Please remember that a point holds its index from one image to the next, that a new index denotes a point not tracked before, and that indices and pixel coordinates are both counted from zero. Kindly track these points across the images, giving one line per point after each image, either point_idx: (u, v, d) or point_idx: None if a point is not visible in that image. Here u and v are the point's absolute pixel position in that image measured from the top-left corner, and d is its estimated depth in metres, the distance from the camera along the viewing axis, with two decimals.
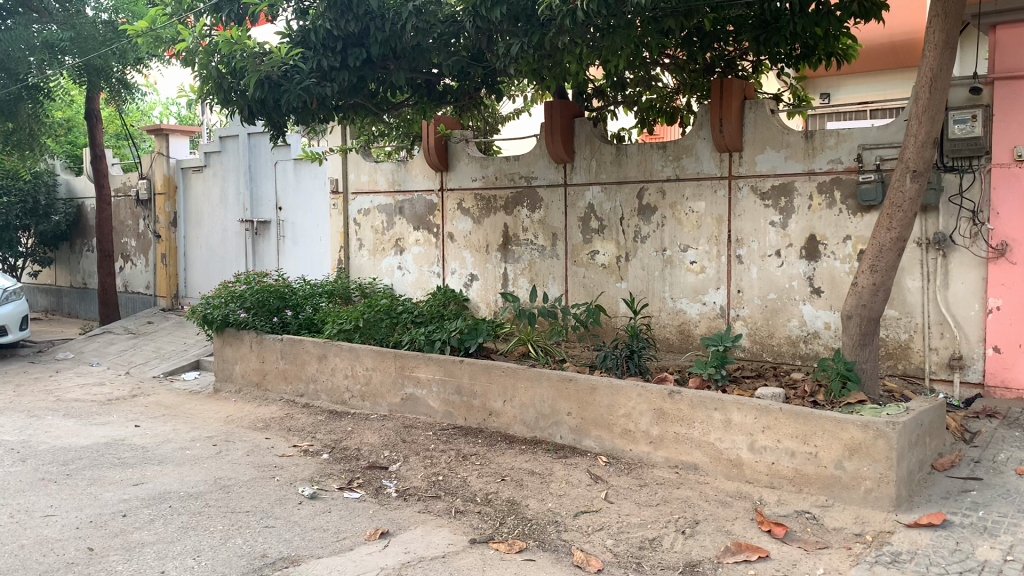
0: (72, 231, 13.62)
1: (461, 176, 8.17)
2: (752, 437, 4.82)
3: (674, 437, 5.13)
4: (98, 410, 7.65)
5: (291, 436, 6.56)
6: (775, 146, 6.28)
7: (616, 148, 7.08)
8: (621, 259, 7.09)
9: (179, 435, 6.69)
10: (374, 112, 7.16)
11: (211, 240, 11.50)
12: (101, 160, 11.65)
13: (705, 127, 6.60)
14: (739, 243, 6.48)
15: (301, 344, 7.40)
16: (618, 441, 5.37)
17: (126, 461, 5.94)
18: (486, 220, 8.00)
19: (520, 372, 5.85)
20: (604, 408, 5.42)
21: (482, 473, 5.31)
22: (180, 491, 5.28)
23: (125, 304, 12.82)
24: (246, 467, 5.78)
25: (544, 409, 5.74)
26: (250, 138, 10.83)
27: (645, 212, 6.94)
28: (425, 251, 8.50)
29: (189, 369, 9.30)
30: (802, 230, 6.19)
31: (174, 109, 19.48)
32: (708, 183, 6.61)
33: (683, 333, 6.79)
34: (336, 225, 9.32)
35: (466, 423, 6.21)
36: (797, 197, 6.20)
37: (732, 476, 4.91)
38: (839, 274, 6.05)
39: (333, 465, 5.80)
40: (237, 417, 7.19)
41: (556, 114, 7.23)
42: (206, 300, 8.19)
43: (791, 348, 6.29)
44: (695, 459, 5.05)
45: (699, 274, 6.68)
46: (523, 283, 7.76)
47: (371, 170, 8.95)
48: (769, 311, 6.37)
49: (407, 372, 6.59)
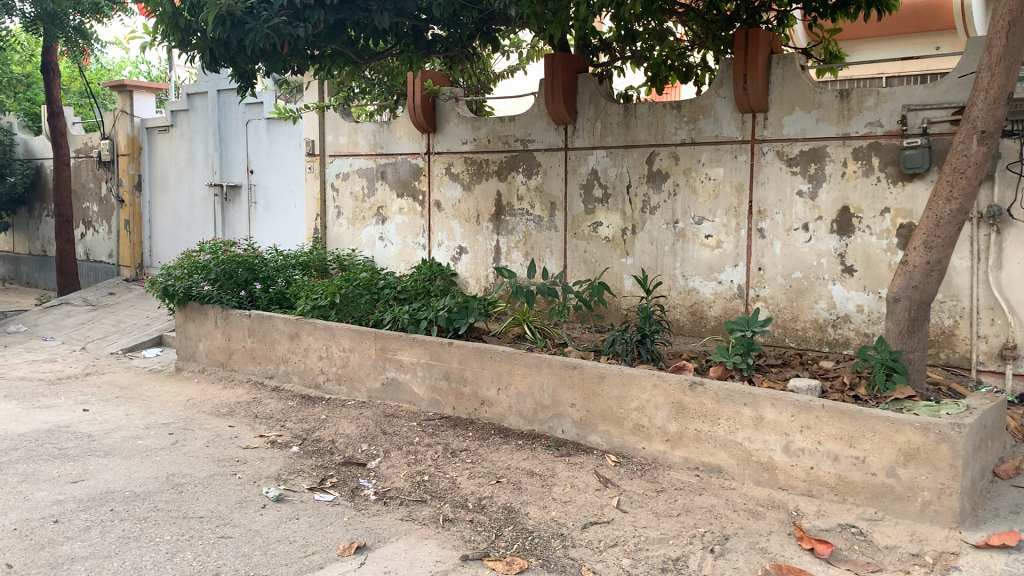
0: (30, 194, 12.73)
1: (450, 138, 7.44)
2: (788, 437, 4.17)
3: (694, 435, 4.46)
4: (45, 390, 6.89)
5: (258, 424, 5.86)
6: (805, 106, 5.60)
7: (624, 108, 6.37)
8: (627, 232, 6.41)
9: (132, 421, 5.96)
10: (353, 61, 6.41)
11: (177, 206, 10.69)
12: (59, 118, 10.80)
13: (726, 85, 5.91)
14: (761, 215, 5.81)
15: (271, 321, 6.67)
16: (629, 438, 4.71)
17: (66, 453, 5.21)
18: (477, 187, 7.28)
19: (518, 357, 5.17)
20: (613, 400, 4.75)
21: (473, 473, 4.64)
22: (123, 491, 4.56)
23: (86, 273, 12.01)
24: (204, 462, 5.08)
25: (544, 400, 5.06)
26: (220, 94, 10.03)
27: (655, 178, 6.24)
28: (410, 220, 7.77)
29: (151, 345, 8.55)
30: (833, 201, 5.53)
31: (143, 69, 18.65)
32: (727, 147, 5.92)
33: (695, 316, 6.13)
34: (312, 191, 8.55)
35: (454, 413, 5.53)
36: (829, 163, 5.53)
37: (762, 481, 4.26)
38: (874, 251, 5.40)
39: (303, 460, 5.10)
40: (199, 401, 6.47)
41: (558, 69, 6.48)
42: (167, 270, 7.46)
43: (818, 334, 5.65)
44: (719, 461, 4.39)
45: (715, 249, 6.01)
46: (517, 257, 7.06)
47: (350, 131, 8.18)
48: (794, 291, 5.72)
49: (389, 354, 5.89)
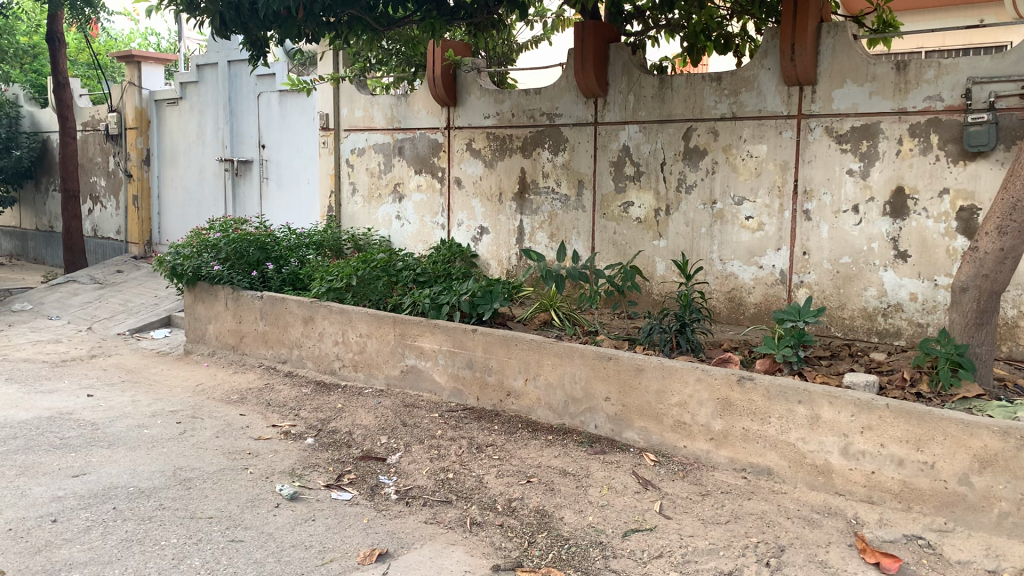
0: (36, 168, 12.41)
1: (471, 112, 7.07)
2: (847, 439, 3.83)
3: (742, 434, 4.13)
4: (48, 373, 6.59)
5: (270, 413, 5.55)
6: (857, 79, 5.20)
7: (659, 80, 5.98)
8: (660, 212, 6.04)
9: (138, 409, 5.66)
10: (372, 28, 6.03)
11: (187, 181, 10.36)
12: (65, 89, 10.45)
13: (770, 55, 5.51)
14: (807, 195, 5.43)
15: (284, 304, 6.35)
16: (669, 436, 4.37)
17: (68, 443, 4.91)
18: (500, 164, 6.91)
19: (547, 347, 4.83)
20: (652, 394, 4.41)
21: (501, 471, 4.32)
22: (127, 487, 4.26)
23: (94, 250, 11.71)
24: (213, 455, 4.77)
25: (576, 392, 4.73)
26: (230, 65, 9.67)
27: (692, 156, 5.86)
28: (428, 198, 7.42)
29: (159, 326, 8.25)
30: (886, 181, 5.14)
31: (153, 41, 18.27)
32: (771, 123, 5.53)
33: (733, 303, 5.78)
34: (326, 167, 8.19)
35: (478, 404, 5.21)
36: (883, 140, 5.13)
37: (817, 486, 3.93)
38: (930, 235, 5.02)
39: (318, 453, 4.80)
40: (208, 387, 6.17)
41: (588, 37, 6.09)
42: (176, 249, 7.14)
43: (866, 324, 5.29)
44: (768, 462, 4.06)
45: (756, 231, 5.65)
46: (541, 238, 6.70)
47: (366, 104, 7.82)
48: (841, 278, 5.35)
49: (408, 340, 5.57)
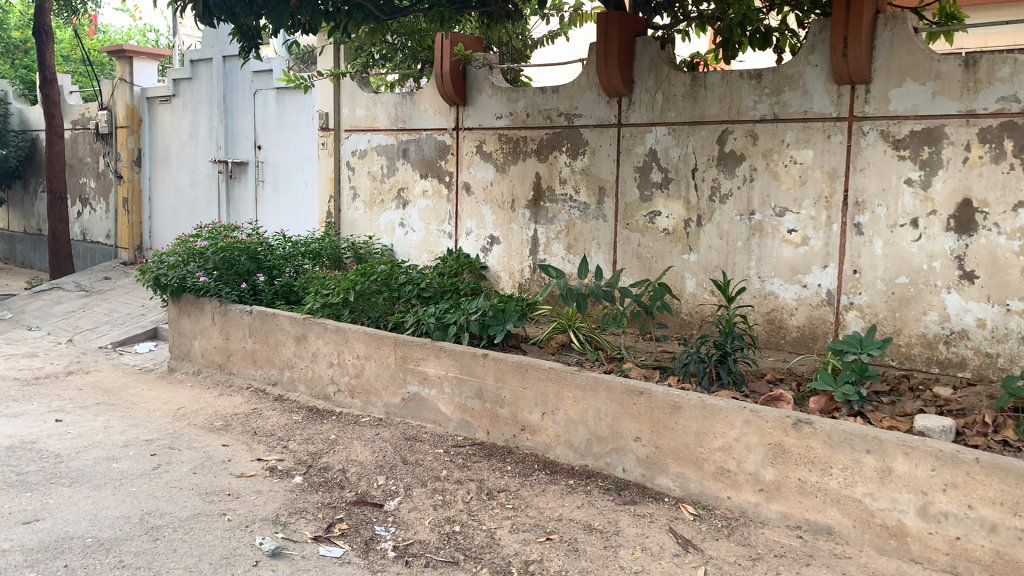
0: (24, 167, 11.88)
1: (482, 112, 6.50)
2: (926, 497, 3.24)
3: (796, 487, 3.55)
4: (16, 393, 6.02)
5: (256, 444, 4.98)
6: (918, 76, 4.61)
7: (691, 77, 5.41)
8: (690, 223, 5.47)
9: (109, 437, 5.08)
10: (373, 17, 5.49)
11: (179, 183, 9.80)
12: (52, 85, 9.91)
13: (818, 49, 4.93)
14: (859, 207, 4.85)
15: (275, 320, 5.78)
16: (709, 485, 3.79)
17: (25, 480, 4.34)
18: (513, 168, 6.34)
19: (568, 377, 4.25)
20: (690, 437, 3.83)
21: (516, 525, 3.74)
22: (84, 538, 3.68)
23: (83, 254, 11.17)
24: (187, 497, 4.19)
25: (601, 430, 4.15)
26: (226, 61, 9.13)
27: (727, 161, 5.29)
28: (434, 205, 6.86)
29: (145, 339, 7.69)
30: (952, 192, 4.55)
31: (151, 37, 17.81)
32: (818, 126, 4.95)
33: (773, 325, 5.20)
34: (325, 170, 7.63)
35: (489, 439, 4.64)
36: (948, 146, 4.54)
37: (888, 551, 3.34)
38: (1002, 253, 4.42)
39: (307, 496, 4.22)
40: (190, 412, 5.60)
41: (612, 29, 5.52)
42: (160, 257, 6.58)
43: (925, 352, 4.70)
44: (829, 520, 3.47)
45: (799, 246, 5.07)
46: (558, 250, 6.13)
47: (368, 103, 7.26)
48: (897, 300, 4.76)
49: (410, 364, 5.00)
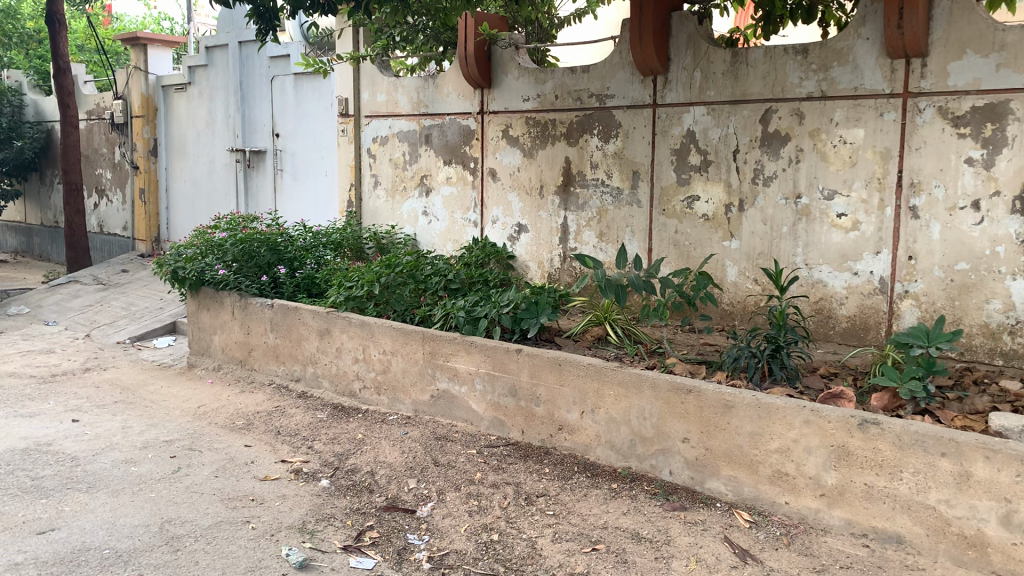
0: (41, 159, 11.73)
1: (508, 95, 6.23)
2: (1009, 505, 2.96)
3: (862, 493, 3.28)
4: (32, 392, 5.84)
5: (280, 444, 4.77)
6: (980, 48, 4.29)
7: (731, 53, 5.11)
8: (732, 208, 5.19)
9: (127, 438, 4.88)
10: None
11: (196, 173, 9.60)
12: (66, 74, 9.72)
13: (870, 21, 4.61)
14: (915, 189, 4.54)
15: (297, 314, 5.57)
16: (765, 489, 3.54)
17: (40, 486, 4.14)
18: (541, 152, 6.07)
19: (609, 374, 4.00)
20: (744, 438, 3.57)
21: (558, 534, 3.50)
22: (101, 549, 3.48)
23: (100, 246, 11.03)
24: (208, 503, 3.97)
25: (646, 430, 3.90)
26: (241, 48, 8.90)
27: (771, 142, 5.00)
28: (459, 192, 6.60)
29: (163, 334, 7.51)
30: (1018, 172, 4.24)
31: (166, 27, 17.63)
32: (870, 103, 4.64)
33: (821, 315, 4.92)
34: (346, 157, 7.41)
35: (524, 438, 4.40)
36: (1013, 122, 4.22)
37: (966, 562, 3.07)
38: None
39: (334, 501, 4.00)
40: (211, 410, 5.40)
41: (647, 5, 5.22)
42: (178, 249, 6.38)
43: (988, 343, 4.40)
44: (899, 528, 3.21)
45: (849, 231, 4.78)
46: (589, 238, 5.86)
47: (389, 88, 7.01)
48: (956, 288, 4.47)
49: (439, 360, 4.76)
